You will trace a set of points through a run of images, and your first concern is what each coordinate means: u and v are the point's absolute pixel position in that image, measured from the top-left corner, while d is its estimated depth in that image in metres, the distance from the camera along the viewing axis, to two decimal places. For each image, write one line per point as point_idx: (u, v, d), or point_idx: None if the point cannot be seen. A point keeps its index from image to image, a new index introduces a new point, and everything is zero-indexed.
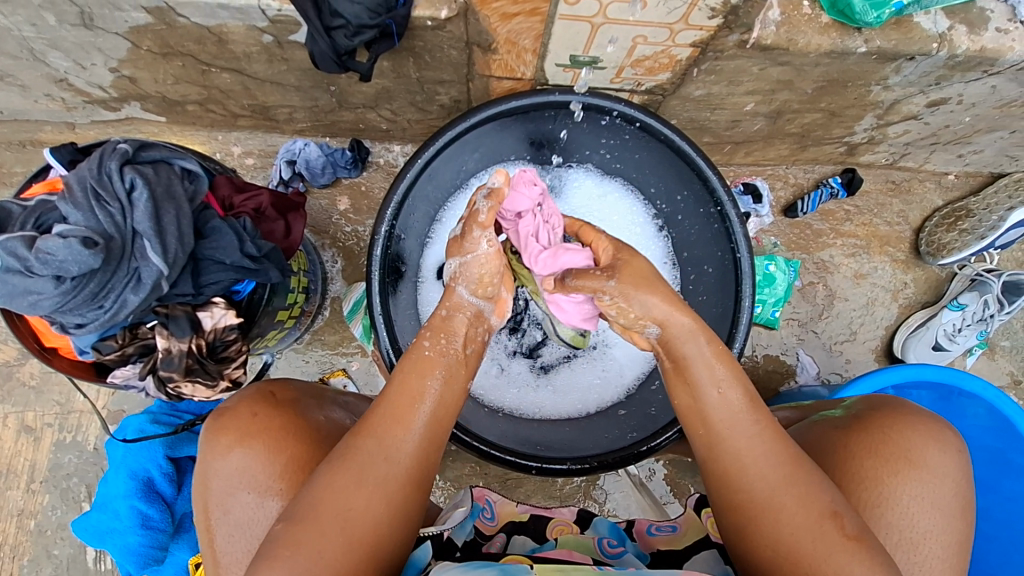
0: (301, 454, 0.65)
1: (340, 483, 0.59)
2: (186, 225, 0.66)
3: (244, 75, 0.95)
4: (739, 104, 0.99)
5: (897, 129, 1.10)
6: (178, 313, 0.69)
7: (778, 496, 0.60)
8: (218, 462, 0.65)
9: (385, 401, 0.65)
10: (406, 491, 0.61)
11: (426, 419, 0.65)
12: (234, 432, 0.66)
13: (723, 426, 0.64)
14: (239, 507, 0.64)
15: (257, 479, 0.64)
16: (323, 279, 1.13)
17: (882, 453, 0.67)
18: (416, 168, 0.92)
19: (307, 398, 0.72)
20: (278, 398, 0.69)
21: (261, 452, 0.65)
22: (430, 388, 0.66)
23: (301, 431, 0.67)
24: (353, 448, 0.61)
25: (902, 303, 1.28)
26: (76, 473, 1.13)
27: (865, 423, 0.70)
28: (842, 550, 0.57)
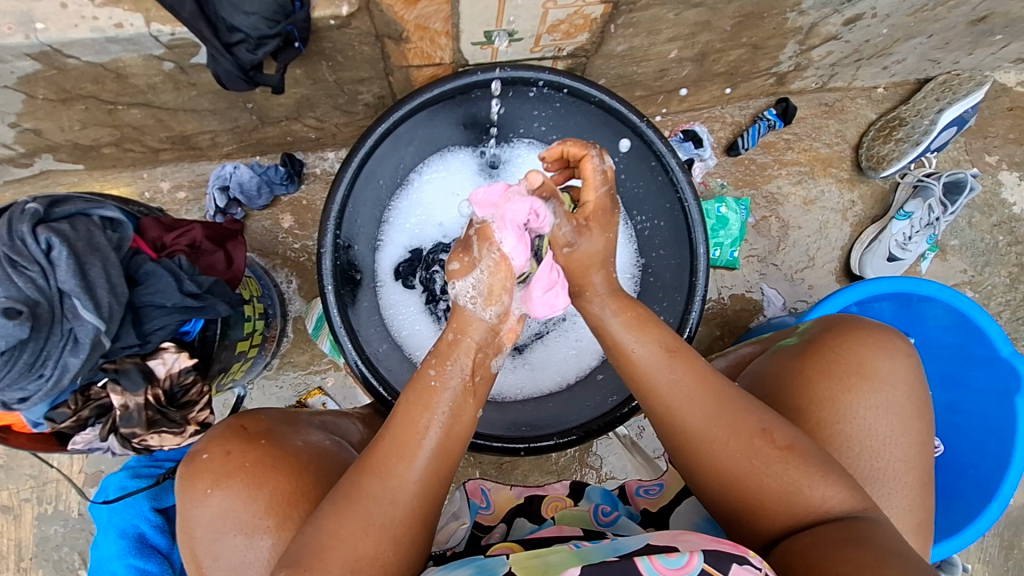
0: (284, 485, 0.64)
1: (346, 528, 0.58)
2: (116, 275, 0.63)
3: (154, 108, 0.91)
4: (662, 53, 0.99)
5: (820, 52, 1.11)
6: (127, 366, 0.67)
7: (709, 432, 0.62)
8: (197, 506, 0.64)
9: (389, 431, 0.63)
10: (412, 531, 0.60)
11: (432, 452, 0.62)
12: (209, 475, 0.64)
13: (649, 379, 0.64)
14: (227, 550, 0.62)
15: (242, 520, 0.62)
16: (280, 300, 1.11)
17: (836, 372, 0.69)
18: (353, 169, 0.90)
19: (281, 426, 0.71)
20: (251, 431, 0.68)
21: (241, 491, 0.63)
22: (436, 421, 0.63)
23: (278, 459, 0.65)
24: (358, 487, 0.60)
25: (852, 221, 1.31)
26: (65, 543, 1.10)
27: (817, 345, 0.72)
28: (777, 462, 0.61)
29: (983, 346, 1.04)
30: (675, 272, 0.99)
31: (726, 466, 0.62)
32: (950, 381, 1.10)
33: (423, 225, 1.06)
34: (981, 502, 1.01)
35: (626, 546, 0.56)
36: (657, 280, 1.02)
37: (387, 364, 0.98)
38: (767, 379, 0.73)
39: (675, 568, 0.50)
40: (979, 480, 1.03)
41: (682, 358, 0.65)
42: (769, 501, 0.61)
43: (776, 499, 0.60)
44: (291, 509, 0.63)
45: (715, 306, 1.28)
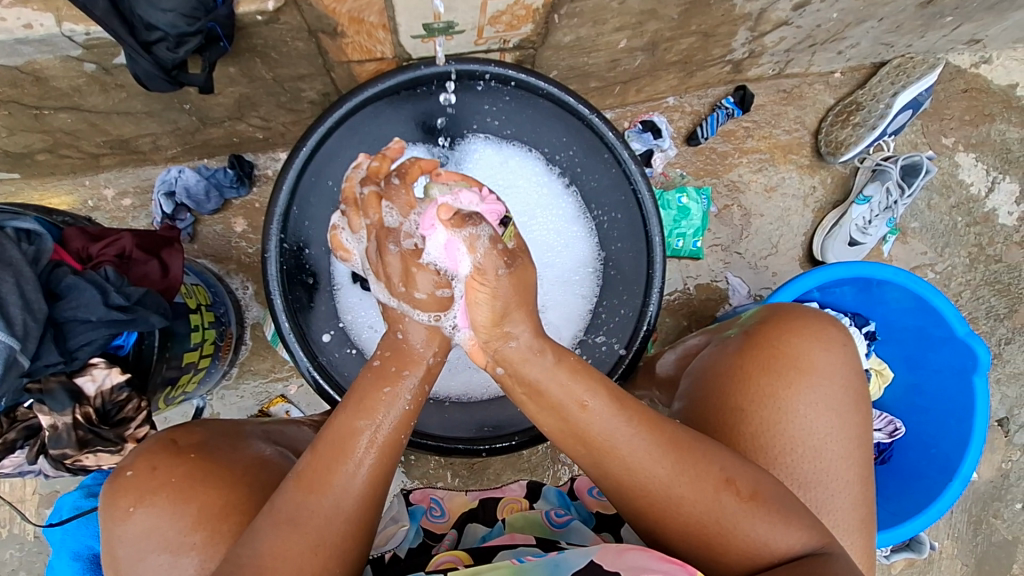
0: (214, 500, 0.61)
1: (289, 547, 0.55)
2: (32, 289, 0.60)
3: (84, 111, 0.87)
4: (612, 42, 0.97)
5: (773, 38, 1.10)
6: (52, 386, 0.63)
7: (673, 488, 0.60)
8: (122, 525, 0.61)
9: (326, 442, 0.61)
10: (352, 541, 0.59)
11: (377, 467, 0.61)
12: (132, 492, 0.61)
13: (602, 439, 0.61)
14: (151, 570, 0.60)
15: (167, 537, 0.60)
16: (235, 307, 1.08)
17: (774, 366, 0.69)
18: (294, 171, 0.88)
19: (218, 438, 0.68)
20: (180, 445, 0.65)
21: (166, 506, 0.61)
22: (383, 429, 0.62)
23: (207, 474, 0.63)
24: (302, 502, 0.58)
25: (814, 207, 1.31)
26: (22, 567, 1.06)
27: (754, 339, 0.71)
28: (743, 513, 0.59)
29: (941, 328, 1.04)
30: (633, 265, 0.98)
31: (693, 522, 0.60)
32: (914, 361, 1.11)
33: None
34: (944, 481, 1.02)
35: (568, 563, 0.55)
36: (618, 273, 1.01)
37: (341, 369, 0.96)
38: (711, 379, 0.72)
39: None
40: (941, 459, 1.04)
41: (630, 411, 0.61)
42: (738, 553, 0.59)
43: (742, 551, 0.59)
44: (221, 524, 0.60)
45: (681, 297, 1.27)
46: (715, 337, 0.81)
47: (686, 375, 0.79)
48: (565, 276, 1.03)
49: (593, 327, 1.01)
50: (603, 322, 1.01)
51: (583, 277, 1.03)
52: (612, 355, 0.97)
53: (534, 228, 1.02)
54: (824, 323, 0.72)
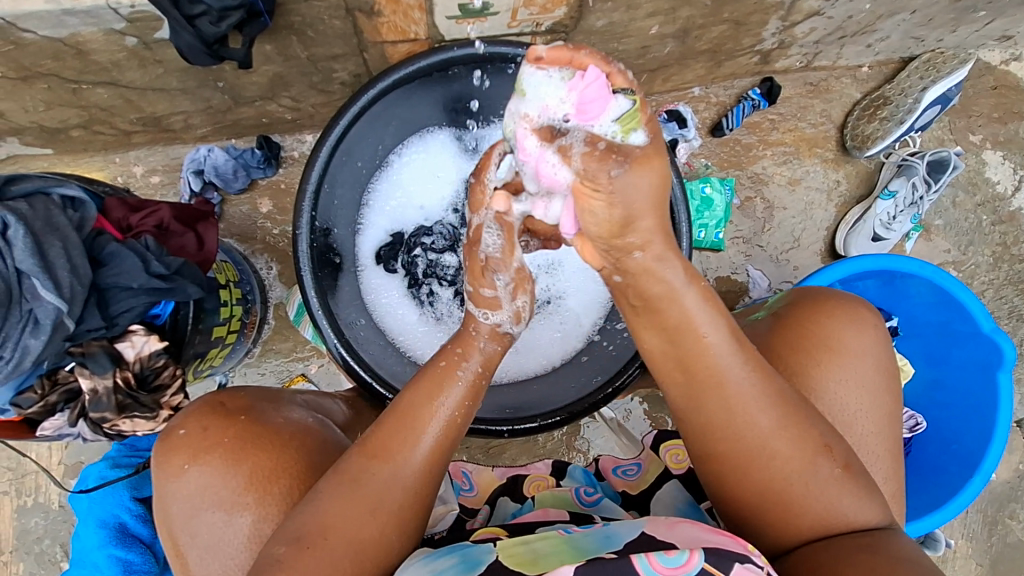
0: (266, 462, 0.62)
1: (351, 511, 0.58)
2: (78, 254, 0.61)
3: (121, 86, 0.88)
4: (643, 28, 0.97)
5: (804, 29, 1.09)
6: (94, 350, 0.65)
7: (771, 443, 0.60)
8: (176, 483, 0.62)
9: (393, 415, 0.63)
10: (413, 513, 0.61)
11: (435, 438, 0.62)
12: (186, 449, 0.63)
13: (713, 378, 0.60)
14: (205, 526, 0.61)
15: (221, 496, 0.61)
16: (260, 287, 1.09)
17: (808, 344, 0.69)
18: (326, 152, 0.87)
19: (262, 403, 0.68)
20: (229, 408, 0.66)
21: (219, 467, 0.62)
22: (443, 408, 0.64)
23: (262, 439, 0.64)
24: (365, 469, 0.60)
25: (837, 202, 1.30)
26: (47, 535, 1.08)
27: (785, 320, 0.71)
28: (834, 481, 0.60)
29: (967, 324, 1.03)
30: None
31: (777, 481, 0.60)
32: (937, 357, 1.10)
33: (404, 207, 1.07)
34: (964, 476, 1.02)
35: (618, 535, 0.56)
36: None
37: (369, 348, 0.96)
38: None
39: (673, 567, 0.47)
40: (963, 455, 1.04)
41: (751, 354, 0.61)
42: (812, 520, 0.60)
43: (817, 518, 0.60)
44: (272, 485, 0.62)
45: None
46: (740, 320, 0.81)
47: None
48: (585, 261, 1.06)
49: (613, 316, 1.04)
50: None
51: None
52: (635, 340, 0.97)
53: None
54: (852, 303, 0.72)
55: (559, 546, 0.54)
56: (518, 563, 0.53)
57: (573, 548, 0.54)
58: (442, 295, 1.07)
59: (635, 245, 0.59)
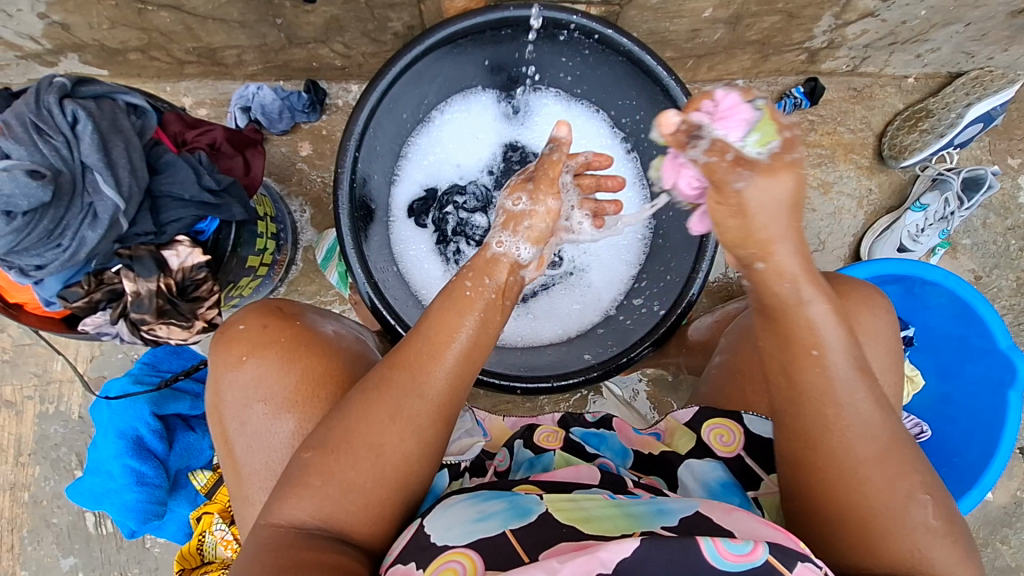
0: (315, 365, 0.68)
1: (373, 415, 0.62)
2: (138, 157, 0.64)
3: (183, 12, 0.91)
4: (697, 9, 0.97)
5: (855, 30, 1.09)
6: (142, 254, 0.67)
7: (865, 469, 0.58)
8: (230, 374, 0.68)
9: (421, 332, 0.65)
10: (437, 427, 0.63)
11: (460, 355, 0.65)
12: (245, 343, 0.68)
13: (819, 389, 0.58)
14: (255, 419, 0.67)
15: (272, 392, 0.67)
16: (292, 228, 1.12)
17: (829, 319, 0.72)
18: (375, 99, 0.88)
19: (313, 313, 0.75)
20: (287, 313, 0.72)
21: (274, 363, 0.67)
22: (467, 328, 0.65)
23: (309, 342, 0.69)
24: (388, 378, 0.63)
25: (867, 210, 1.30)
26: (64, 443, 1.12)
27: None
28: (926, 531, 0.57)
29: (984, 339, 1.04)
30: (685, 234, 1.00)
31: (863, 507, 0.58)
32: (951, 370, 1.10)
33: (441, 163, 1.09)
34: (962, 489, 1.03)
35: (672, 511, 0.59)
36: (667, 241, 1.05)
37: (394, 296, 0.98)
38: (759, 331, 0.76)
39: (740, 554, 0.49)
40: (963, 468, 1.05)
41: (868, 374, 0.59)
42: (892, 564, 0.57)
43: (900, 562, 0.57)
44: (319, 389, 0.67)
45: (720, 280, 1.28)
46: None
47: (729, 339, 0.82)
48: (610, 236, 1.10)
49: (633, 291, 1.07)
50: (647, 287, 1.05)
51: (631, 243, 1.09)
52: (652, 315, 0.99)
53: None
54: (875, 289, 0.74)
55: (611, 511, 0.59)
56: (571, 518, 0.58)
57: (625, 513, 0.59)
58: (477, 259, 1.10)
59: (756, 255, 0.59)
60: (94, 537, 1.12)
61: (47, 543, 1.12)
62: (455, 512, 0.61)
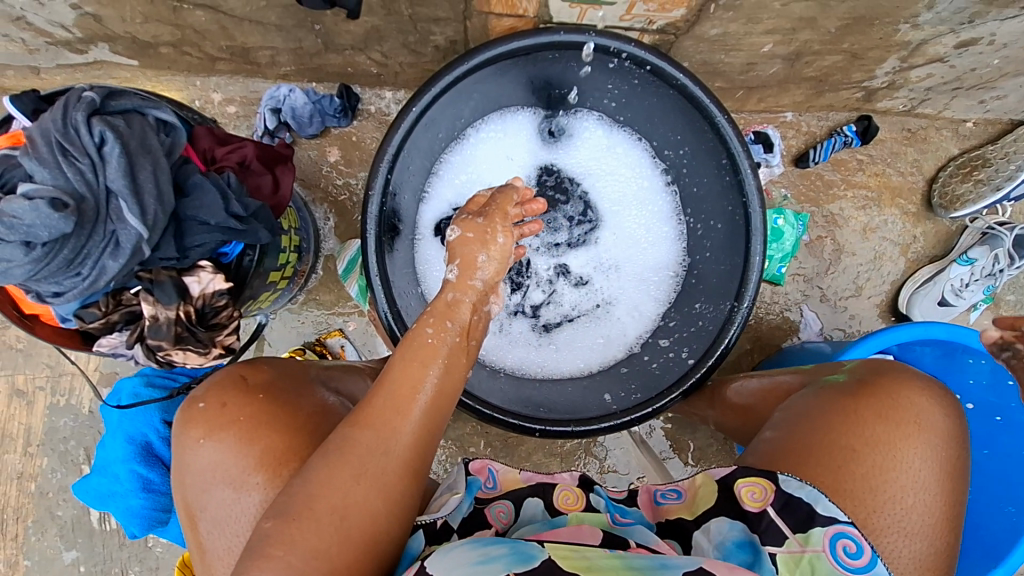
0: (276, 443, 0.62)
1: (336, 477, 0.58)
2: (165, 181, 0.60)
3: (220, 13, 0.87)
4: (756, 45, 0.91)
5: (920, 73, 1.03)
6: (163, 279, 0.65)
7: None
8: (190, 454, 0.62)
9: (385, 388, 0.63)
10: (405, 483, 0.61)
11: (425, 407, 0.64)
12: (202, 424, 0.62)
13: None
14: (216, 503, 0.61)
15: (231, 473, 0.61)
16: (315, 235, 1.09)
17: (891, 416, 0.67)
18: (411, 119, 0.85)
19: (283, 379, 0.69)
20: (250, 383, 0.66)
21: (232, 444, 0.62)
22: (431, 378, 0.65)
23: (272, 416, 0.63)
24: (351, 440, 0.60)
25: (910, 257, 1.25)
26: (73, 437, 1.12)
27: (871, 387, 0.71)
28: None
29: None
30: (722, 277, 0.96)
31: None
32: (981, 438, 1.03)
33: (472, 183, 1.04)
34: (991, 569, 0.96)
35: (676, 565, 0.58)
36: (700, 282, 1.01)
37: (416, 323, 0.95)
38: (814, 413, 0.72)
39: None
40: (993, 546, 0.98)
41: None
42: None
43: None
44: (281, 467, 0.61)
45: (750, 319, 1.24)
46: (815, 379, 0.81)
47: (779, 415, 0.77)
48: (641, 271, 1.06)
49: (660, 330, 1.03)
50: (677, 328, 1.01)
51: (661, 279, 1.05)
52: (680, 362, 0.96)
53: (623, 219, 1.06)
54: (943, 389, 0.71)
55: (613, 561, 0.57)
56: (575, 565, 0.55)
57: (628, 565, 0.57)
58: (535, 295, 1.08)
59: None
60: (97, 532, 1.13)
61: (51, 534, 1.13)
62: (454, 555, 0.57)
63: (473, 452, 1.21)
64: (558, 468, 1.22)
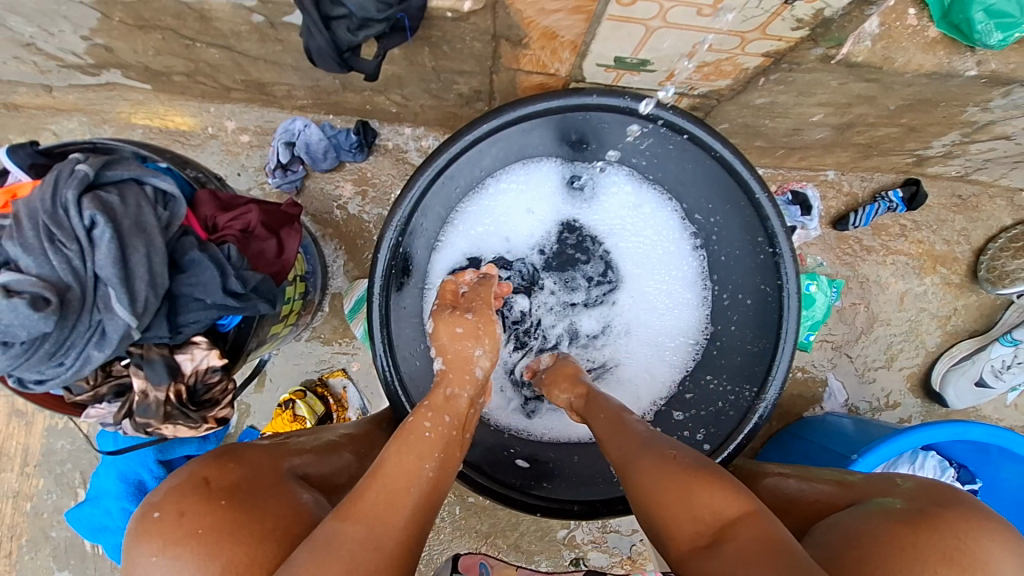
0: (240, 556, 0.53)
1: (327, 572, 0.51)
2: (158, 263, 0.57)
3: (235, 52, 0.83)
4: (805, 114, 0.84)
5: (980, 147, 0.95)
6: (154, 356, 0.61)
7: None
8: (139, 571, 0.54)
9: (379, 482, 0.59)
10: None
11: (417, 502, 0.59)
12: (156, 538, 0.54)
13: None
14: None
15: None
16: (323, 274, 1.04)
17: (957, 560, 0.54)
18: (432, 171, 0.81)
19: (254, 480, 0.60)
20: (212, 488, 0.58)
21: (189, 563, 0.53)
22: (425, 470, 0.61)
23: (236, 527, 0.54)
24: (342, 531, 0.54)
25: (948, 330, 1.17)
26: (70, 459, 1.11)
27: (927, 517, 0.58)
28: None
29: None
30: (749, 359, 0.88)
31: None
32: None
33: (492, 235, 0.96)
34: None
35: None
36: (725, 359, 0.92)
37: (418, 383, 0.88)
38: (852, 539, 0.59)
39: None
40: None
41: None
42: None
43: None
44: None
45: None
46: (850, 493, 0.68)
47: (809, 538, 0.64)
48: (655, 336, 0.96)
49: (675, 401, 0.95)
50: (693, 402, 0.93)
51: (677, 345, 0.96)
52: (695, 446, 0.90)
53: (644, 286, 0.97)
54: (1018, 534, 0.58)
55: None
56: None
57: None
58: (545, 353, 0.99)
59: None
60: (89, 556, 1.12)
61: (43, 556, 1.11)
62: None
63: (471, 501, 1.17)
64: (558, 523, 1.18)
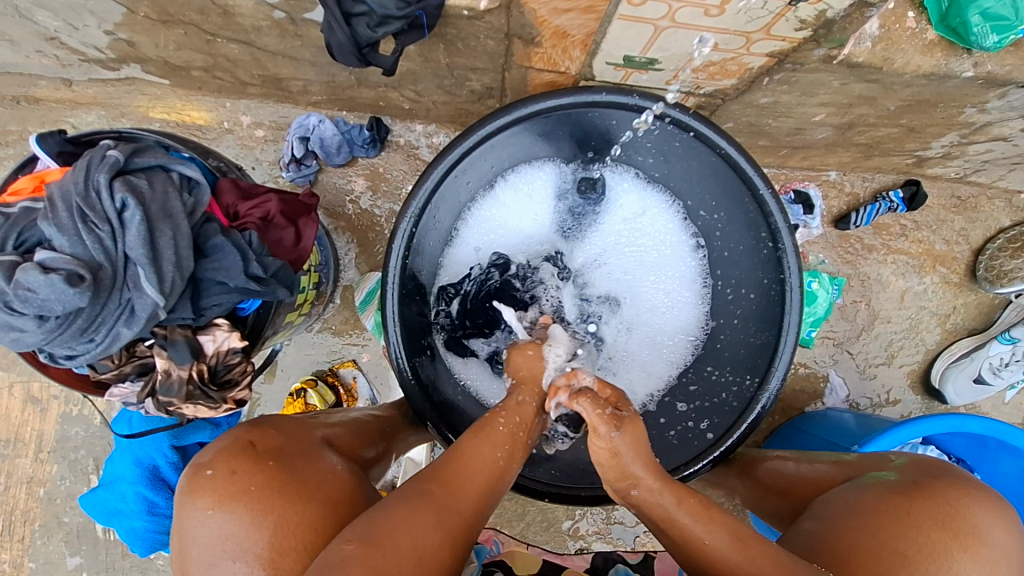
0: (290, 515, 0.55)
1: (409, 518, 0.54)
2: (185, 246, 0.59)
3: (253, 47, 0.86)
4: (807, 114, 0.87)
5: (979, 148, 0.98)
6: (177, 337, 0.64)
7: None
8: (194, 525, 0.56)
9: (453, 459, 0.63)
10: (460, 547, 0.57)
11: (487, 483, 0.62)
12: (212, 493, 0.56)
13: None
14: None
15: (242, 547, 0.54)
16: (334, 266, 1.07)
17: (950, 525, 0.57)
18: (445, 165, 0.83)
19: (295, 444, 0.63)
20: (258, 450, 0.60)
21: (243, 517, 0.55)
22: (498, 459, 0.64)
23: (287, 487, 0.57)
24: (430, 490, 0.58)
25: (948, 328, 1.19)
26: (83, 446, 1.13)
27: (923, 488, 0.61)
28: None
29: None
30: (751, 352, 0.90)
31: None
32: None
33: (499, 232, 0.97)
34: None
35: None
36: (727, 352, 0.93)
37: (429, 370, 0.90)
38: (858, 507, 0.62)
39: None
40: None
41: None
42: None
43: None
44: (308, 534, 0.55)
45: None
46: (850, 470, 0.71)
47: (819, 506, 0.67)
48: (655, 333, 0.96)
49: (677, 393, 0.95)
50: (697, 394, 0.94)
51: (677, 341, 0.96)
52: (700, 436, 0.90)
53: (644, 285, 0.97)
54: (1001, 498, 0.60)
55: None
56: None
57: None
58: None
59: None
60: (101, 541, 1.14)
61: (56, 540, 1.14)
62: None
63: None
64: (563, 514, 1.20)
